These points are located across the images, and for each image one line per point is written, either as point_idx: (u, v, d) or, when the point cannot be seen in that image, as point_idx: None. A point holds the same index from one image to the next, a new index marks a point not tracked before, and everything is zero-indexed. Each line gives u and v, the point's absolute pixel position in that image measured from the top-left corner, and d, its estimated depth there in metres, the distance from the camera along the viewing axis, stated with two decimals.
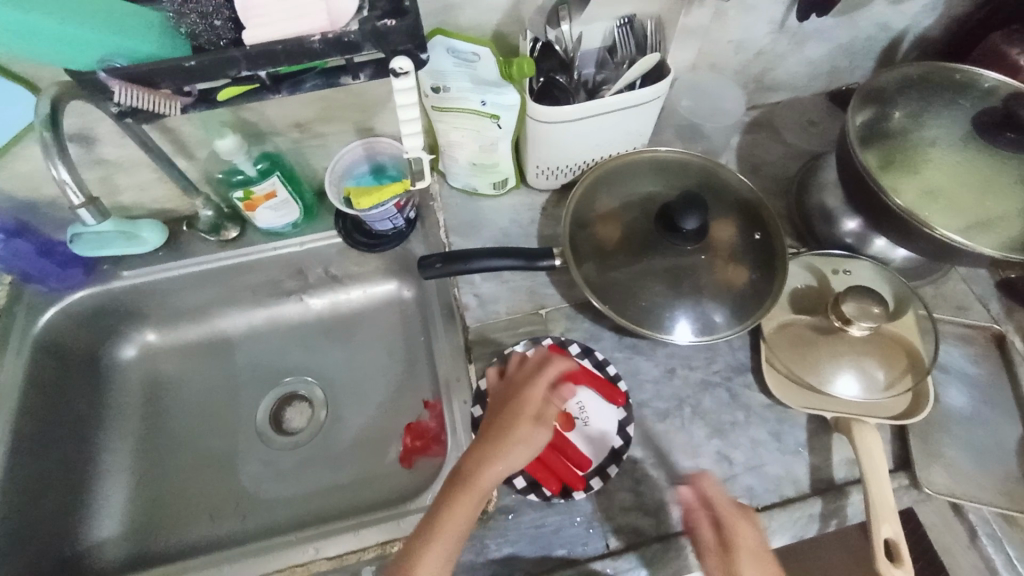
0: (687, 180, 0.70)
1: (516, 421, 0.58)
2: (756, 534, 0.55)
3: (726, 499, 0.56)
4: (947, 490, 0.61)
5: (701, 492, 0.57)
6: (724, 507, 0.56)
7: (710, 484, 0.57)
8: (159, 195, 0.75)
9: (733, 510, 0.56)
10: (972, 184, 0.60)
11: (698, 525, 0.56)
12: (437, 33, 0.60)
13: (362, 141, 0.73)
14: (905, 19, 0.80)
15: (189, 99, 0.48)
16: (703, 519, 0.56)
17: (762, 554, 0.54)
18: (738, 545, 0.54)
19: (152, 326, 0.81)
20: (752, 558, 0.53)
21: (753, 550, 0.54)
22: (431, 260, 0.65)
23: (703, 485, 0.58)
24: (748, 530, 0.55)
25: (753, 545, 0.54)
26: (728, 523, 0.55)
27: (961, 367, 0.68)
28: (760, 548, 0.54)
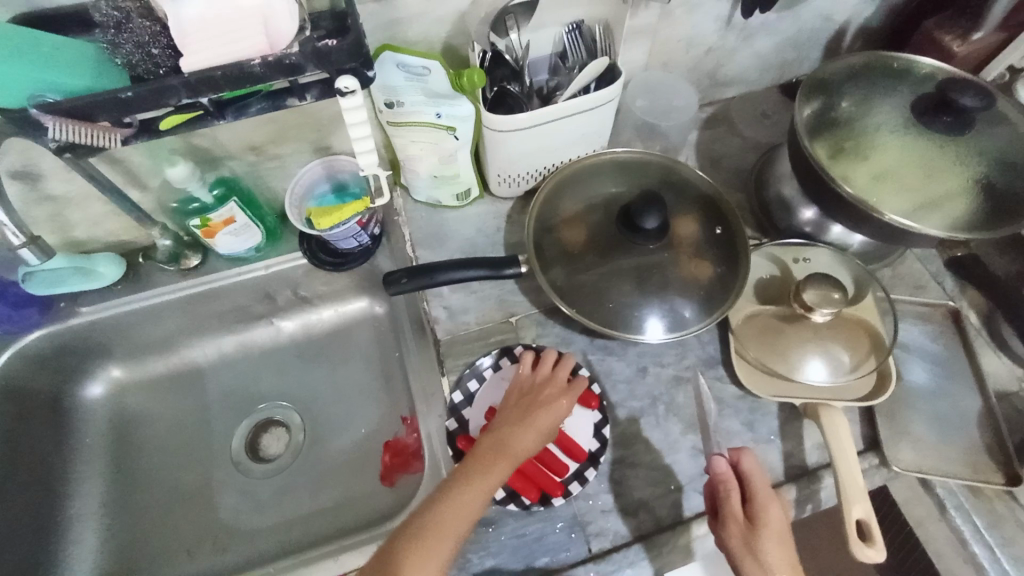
0: (648, 179, 0.71)
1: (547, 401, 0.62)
2: (781, 514, 0.56)
3: (764, 478, 0.57)
4: (915, 466, 0.62)
5: (745, 467, 0.58)
6: (760, 483, 0.56)
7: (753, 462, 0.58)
8: (114, 228, 0.73)
9: (768, 489, 0.57)
10: (917, 167, 0.62)
11: (730, 496, 0.56)
12: (385, 49, 0.61)
13: (320, 160, 0.72)
14: (846, 11, 0.82)
15: (130, 131, 0.46)
16: (734, 491, 0.56)
17: (783, 533, 0.55)
18: (766, 519, 0.55)
19: (117, 361, 0.79)
20: (776, 536, 0.54)
21: (778, 528, 0.54)
22: (396, 276, 0.65)
23: (745, 460, 0.58)
24: (776, 509, 0.56)
25: (778, 523, 0.55)
26: (761, 500, 0.56)
27: (920, 345, 0.70)
28: (783, 528, 0.55)
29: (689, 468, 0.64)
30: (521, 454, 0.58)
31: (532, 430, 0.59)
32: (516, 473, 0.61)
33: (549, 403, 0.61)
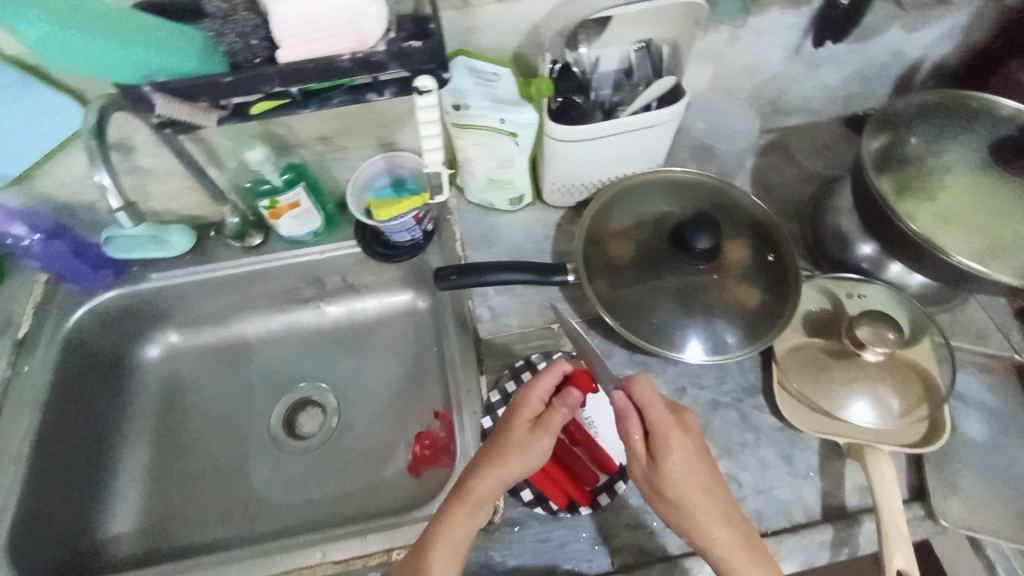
0: (701, 200, 0.71)
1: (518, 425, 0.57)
2: (685, 440, 0.55)
3: (658, 404, 0.55)
4: (964, 522, 0.59)
5: (636, 397, 0.56)
6: (655, 416, 0.55)
7: (643, 389, 0.55)
8: (189, 202, 0.78)
9: (666, 416, 0.55)
10: (983, 212, 0.60)
11: (630, 431, 0.56)
12: (460, 54, 0.64)
13: (384, 155, 0.75)
14: (921, 48, 0.80)
15: (224, 113, 0.50)
16: (632, 426, 0.56)
17: (691, 458, 0.55)
18: (667, 450, 0.55)
19: (175, 327, 0.84)
20: (678, 466, 0.54)
21: (685, 457, 0.55)
22: (446, 272, 0.67)
23: (636, 389, 0.55)
24: (679, 437, 0.55)
25: (684, 451, 0.55)
26: (660, 438, 0.55)
27: (978, 397, 0.67)
28: (691, 453, 0.56)
29: None
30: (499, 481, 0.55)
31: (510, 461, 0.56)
32: (546, 478, 0.61)
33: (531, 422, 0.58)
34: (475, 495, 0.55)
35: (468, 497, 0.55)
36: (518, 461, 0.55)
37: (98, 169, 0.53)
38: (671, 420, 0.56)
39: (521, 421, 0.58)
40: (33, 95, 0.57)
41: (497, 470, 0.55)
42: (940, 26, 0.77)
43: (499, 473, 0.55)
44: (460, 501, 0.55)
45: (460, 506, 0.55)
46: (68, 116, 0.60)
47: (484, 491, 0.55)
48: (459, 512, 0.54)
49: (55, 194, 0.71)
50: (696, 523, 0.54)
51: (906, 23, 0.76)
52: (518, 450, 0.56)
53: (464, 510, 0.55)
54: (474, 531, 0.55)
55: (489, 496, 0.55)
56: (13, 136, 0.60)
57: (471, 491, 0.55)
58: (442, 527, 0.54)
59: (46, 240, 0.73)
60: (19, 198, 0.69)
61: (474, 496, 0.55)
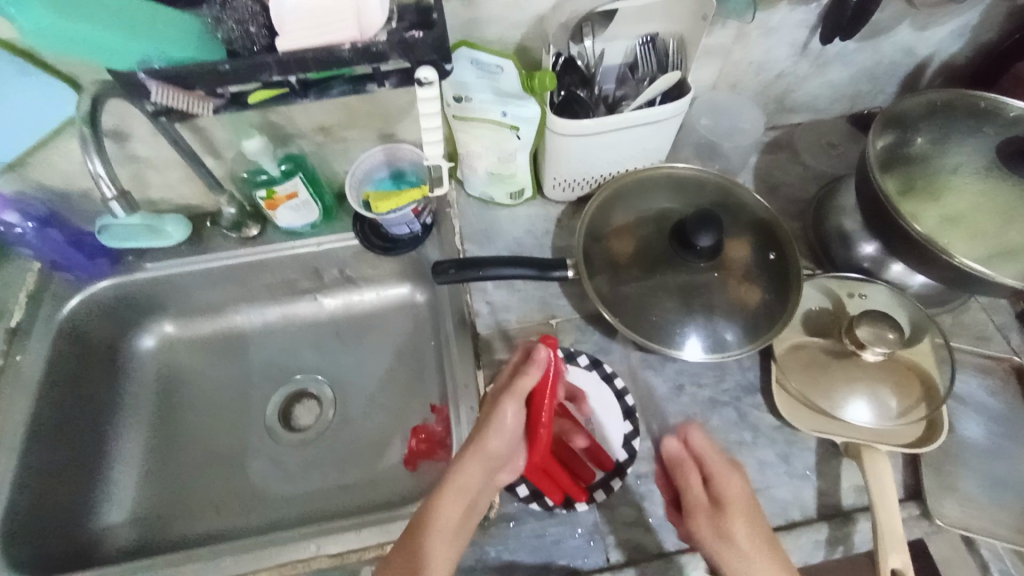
0: (703, 198, 0.70)
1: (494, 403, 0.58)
2: (744, 490, 0.53)
3: (716, 451, 0.54)
4: (960, 524, 0.60)
5: (694, 446, 0.55)
6: (716, 462, 0.54)
7: (698, 437, 0.55)
8: (186, 192, 0.77)
9: (724, 463, 0.54)
10: (992, 213, 0.59)
11: (689, 481, 0.54)
12: (462, 45, 0.62)
13: (383, 147, 0.74)
14: (929, 46, 0.80)
15: (221, 102, 0.50)
16: (693, 473, 0.54)
17: (751, 511, 0.52)
18: (728, 499, 0.52)
19: (170, 318, 0.83)
20: (742, 511, 0.51)
21: (744, 508, 0.52)
22: (445, 267, 0.66)
23: (691, 435, 0.56)
24: (736, 485, 0.53)
25: (742, 498, 0.52)
26: (720, 481, 0.53)
27: (977, 398, 0.67)
28: (752, 507, 0.52)
29: None
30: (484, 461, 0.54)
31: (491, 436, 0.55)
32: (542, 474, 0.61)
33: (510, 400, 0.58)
34: (465, 484, 0.53)
35: (458, 488, 0.53)
36: (500, 434, 0.55)
37: (91, 157, 0.52)
38: (729, 468, 0.54)
39: (510, 410, 0.56)
40: (25, 80, 0.56)
41: (480, 447, 0.54)
42: (950, 24, 0.76)
43: (479, 453, 0.54)
44: (452, 491, 0.53)
45: (452, 498, 0.52)
46: (62, 102, 0.59)
47: (474, 481, 0.54)
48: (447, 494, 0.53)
49: (49, 182, 0.70)
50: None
51: (916, 21, 0.75)
52: (499, 424, 0.55)
53: (452, 491, 0.53)
54: (464, 526, 0.53)
55: (479, 487, 0.54)
56: (6, 122, 0.59)
57: (462, 481, 0.53)
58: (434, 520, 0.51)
59: (40, 228, 0.71)
60: (13, 185, 0.68)
61: (465, 485, 0.53)
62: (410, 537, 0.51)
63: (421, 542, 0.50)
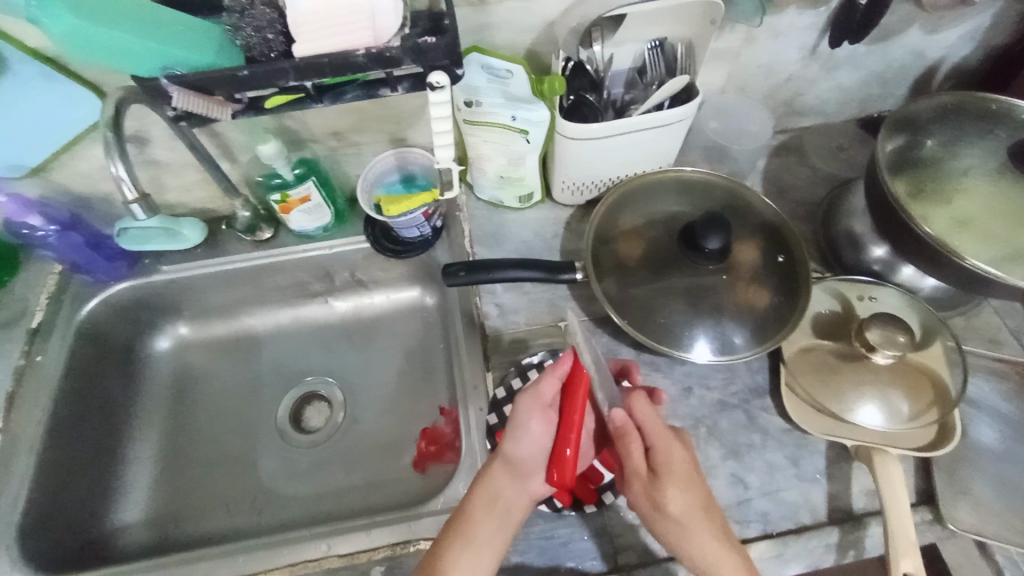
0: (712, 201, 0.71)
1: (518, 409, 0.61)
2: (683, 456, 0.55)
3: (656, 418, 0.56)
4: (973, 529, 0.59)
5: (636, 415, 0.57)
6: (655, 432, 0.55)
7: (642, 406, 0.57)
8: (202, 195, 0.79)
9: (665, 432, 0.56)
10: (1002, 215, 0.59)
11: (629, 447, 0.55)
12: (473, 51, 0.64)
13: (394, 151, 0.76)
14: (939, 49, 0.80)
15: (239, 106, 0.52)
16: (635, 444, 0.55)
17: (688, 476, 0.54)
18: (666, 467, 0.54)
19: (185, 319, 0.85)
20: (681, 477, 0.53)
21: (682, 473, 0.54)
22: (455, 269, 0.67)
23: (634, 407, 0.57)
24: (676, 452, 0.55)
25: (684, 467, 0.54)
26: (661, 450, 0.55)
27: (990, 403, 0.66)
28: (688, 472, 0.54)
29: (725, 496, 0.62)
30: (509, 461, 0.57)
31: (515, 438, 0.58)
32: None
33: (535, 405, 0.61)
34: (492, 492, 0.56)
35: (486, 497, 0.55)
36: (522, 435, 0.58)
37: (114, 161, 0.54)
38: (670, 435, 0.56)
39: (527, 418, 0.58)
40: (51, 87, 0.58)
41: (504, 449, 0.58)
42: (960, 28, 0.76)
43: (503, 455, 0.57)
44: (479, 499, 0.56)
45: (479, 505, 0.55)
46: (87, 108, 0.61)
47: (501, 489, 0.56)
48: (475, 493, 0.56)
49: (71, 186, 0.72)
50: (694, 545, 0.52)
51: (925, 24, 0.75)
52: (519, 427, 0.58)
53: (482, 492, 0.56)
54: (497, 535, 0.54)
55: (507, 495, 0.56)
56: (31, 126, 0.61)
57: (488, 488, 0.56)
58: (462, 526, 0.54)
59: (62, 231, 0.73)
60: (36, 188, 0.70)
61: (491, 494, 0.56)
62: (442, 542, 0.54)
63: (449, 548, 0.53)
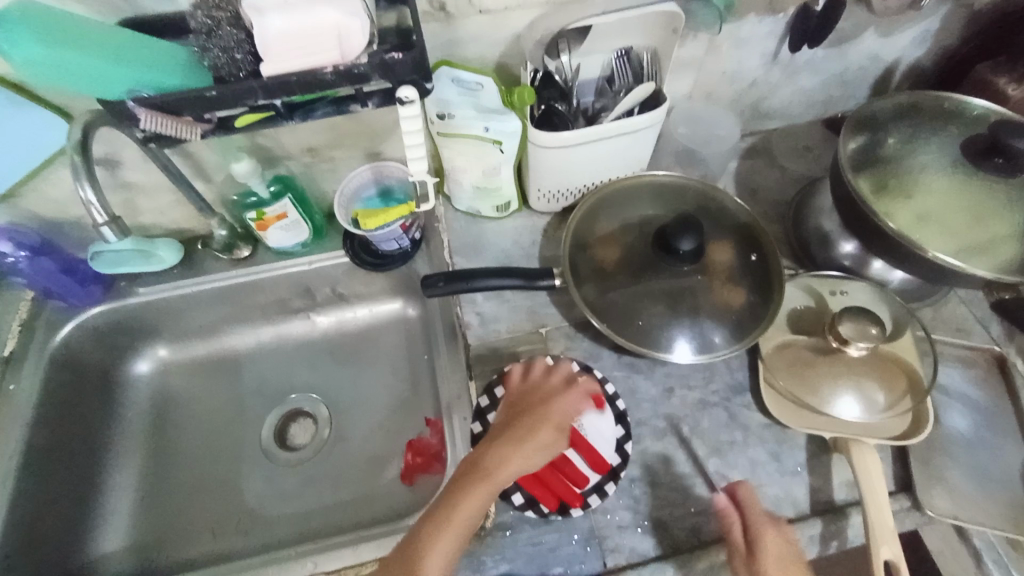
0: (685, 203, 0.72)
1: (540, 409, 0.64)
2: (777, 537, 0.57)
3: (759, 504, 0.59)
4: (950, 514, 0.60)
5: (740, 500, 0.60)
6: (754, 513, 0.58)
7: (747, 492, 0.60)
8: (177, 216, 0.78)
9: (767, 516, 0.58)
10: (963, 210, 0.61)
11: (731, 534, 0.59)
12: (443, 64, 0.66)
13: (370, 166, 0.76)
14: (896, 51, 0.83)
15: (208, 126, 0.52)
16: (736, 527, 0.59)
17: (787, 559, 0.55)
18: (761, 552, 0.56)
19: (164, 342, 0.84)
20: (772, 559, 0.55)
21: (778, 560, 0.55)
22: (435, 280, 0.67)
23: (740, 493, 0.60)
24: (770, 536, 0.57)
25: (778, 550, 0.56)
26: (758, 530, 0.57)
27: (962, 390, 0.68)
28: (786, 557, 0.55)
29: (709, 493, 0.63)
30: (517, 445, 0.61)
31: (530, 427, 0.63)
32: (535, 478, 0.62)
33: (551, 402, 0.65)
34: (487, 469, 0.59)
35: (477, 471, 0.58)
36: (540, 429, 0.62)
37: (83, 186, 0.54)
38: (768, 520, 0.58)
39: (558, 407, 0.65)
40: (18, 113, 0.57)
41: (516, 436, 0.62)
42: (914, 30, 0.80)
43: (517, 442, 0.61)
44: (500, 445, 0.61)
45: (497, 452, 0.60)
46: (55, 131, 0.60)
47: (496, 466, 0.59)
48: (472, 482, 0.57)
49: (41, 211, 0.71)
50: None
51: (880, 28, 0.78)
52: (539, 421, 0.63)
53: (480, 484, 0.57)
54: (498, 494, 0.59)
55: (499, 474, 0.58)
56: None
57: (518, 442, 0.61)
58: (483, 471, 0.58)
59: (32, 256, 0.71)
60: (5, 216, 0.70)
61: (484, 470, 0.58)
62: (456, 487, 0.57)
63: (464, 492, 0.57)
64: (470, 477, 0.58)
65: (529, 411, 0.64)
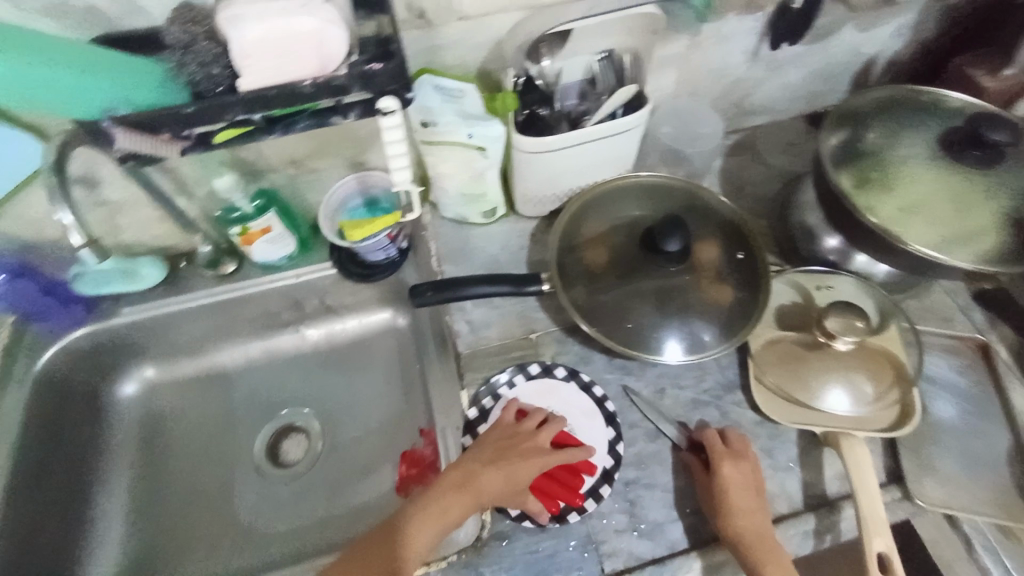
0: (671, 203, 0.73)
1: (523, 447, 0.62)
2: (737, 466, 0.61)
3: (720, 439, 0.63)
4: (941, 503, 0.61)
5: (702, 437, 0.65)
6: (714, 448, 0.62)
7: (713, 433, 0.64)
8: (159, 232, 0.77)
9: (726, 448, 0.62)
10: (943, 200, 0.62)
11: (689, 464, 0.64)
12: (424, 72, 0.66)
13: (355, 175, 0.76)
14: (875, 46, 0.84)
15: (187, 143, 0.50)
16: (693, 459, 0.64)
17: (744, 484, 0.60)
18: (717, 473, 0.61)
19: (151, 361, 0.82)
20: (725, 478, 0.60)
21: (732, 479, 0.60)
22: (423, 289, 0.67)
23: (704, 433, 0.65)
24: (729, 465, 0.61)
25: (737, 475, 0.60)
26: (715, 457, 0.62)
27: (949, 379, 0.69)
28: (744, 481, 0.60)
29: None
30: (495, 478, 0.60)
31: (511, 467, 0.60)
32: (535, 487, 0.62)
33: (530, 446, 0.63)
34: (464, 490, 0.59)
35: (454, 489, 0.60)
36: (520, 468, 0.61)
37: (60, 207, 0.53)
38: (725, 449, 0.62)
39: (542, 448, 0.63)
40: None
41: (497, 467, 0.60)
42: (890, 24, 0.81)
43: (495, 475, 0.60)
44: (483, 459, 0.62)
45: (479, 466, 0.61)
46: (30, 151, 0.59)
47: (469, 489, 0.60)
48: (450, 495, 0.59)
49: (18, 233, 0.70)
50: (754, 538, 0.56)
51: (858, 23, 0.79)
52: (523, 460, 0.61)
53: (455, 499, 0.59)
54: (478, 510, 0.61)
55: (468, 498, 0.59)
56: None
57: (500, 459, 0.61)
58: (464, 482, 0.60)
59: (12, 279, 0.70)
60: None
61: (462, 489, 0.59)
62: (433, 495, 0.60)
63: (438, 502, 0.59)
64: (447, 494, 0.59)
65: (513, 446, 0.63)
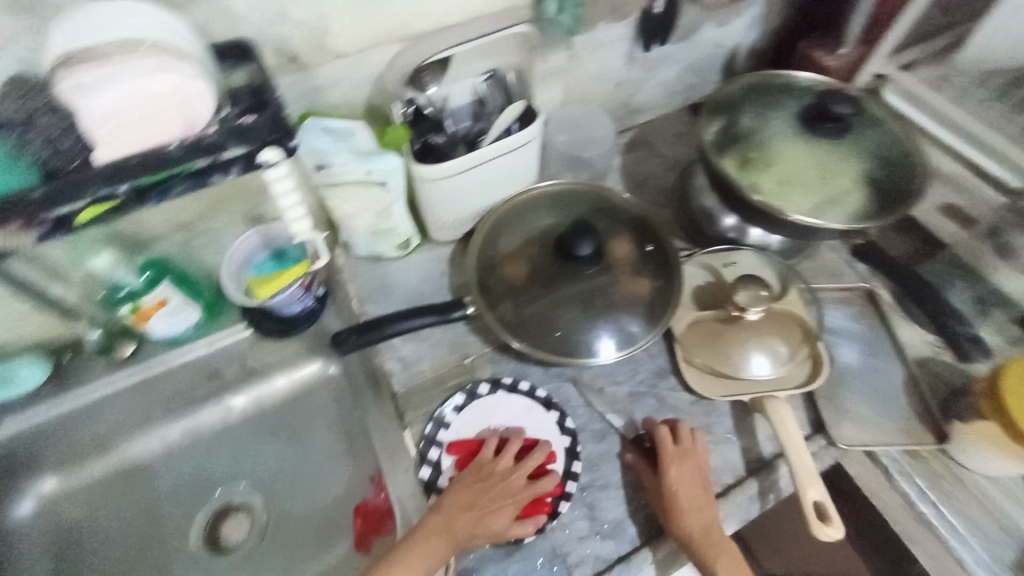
0: (579, 208, 0.75)
1: (503, 486, 0.61)
2: (685, 466, 0.62)
3: (671, 438, 0.64)
4: (859, 441, 0.67)
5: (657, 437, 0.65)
6: (666, 451, 0.63)
7: (664, 432, 0.65)
8: (36, 326, 0.69)
9: (676, 448, 0.63)
10: (811, 171, 0.69)
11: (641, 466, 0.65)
12: (307, 117, 0.65)
13: (256, 230, 0.72)
14: (734, 37, 0.92)
15: (43, 229, 0.45)
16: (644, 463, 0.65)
17: (695, 483, 0.62)
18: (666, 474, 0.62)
19: (50, 470, 0.72)
20: (671, 482, 0.61)
21: (680, 480, 0.61)
22: (346, 335, 0.66)
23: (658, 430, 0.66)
24: (678, 466, 0.62)
25: (684, 475, 0.62)
26: (666, 459, 0.63)
27: (846, 327, 0.76)
28: (694, 479, 0.62)
29: None
30: (476, 521, 0.59)
31: (490, 509, 0.60)
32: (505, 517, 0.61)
33: (508, 482, 0.62)
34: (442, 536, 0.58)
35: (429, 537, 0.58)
36: (501, 510, 0.59)
37: None
38: (676, 450, 0.64)
39: (523, 485, 0.62)
40: None
41: (477, 509, 0.59)
42: (743, 17, 0.89)
43: (474, 518, 0.59)
44: (461, 503, 0.60)
45: (456, 509, 0.60)
46: None
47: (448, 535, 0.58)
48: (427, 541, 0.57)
49: None
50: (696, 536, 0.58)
51: (715, 19, 0.86)
52: (503, 502, 0.60)
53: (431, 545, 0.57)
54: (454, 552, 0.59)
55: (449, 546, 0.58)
56: None
57: (476, 500, 0.60)
58: (441, 527, 0.58)
59: None
60: None
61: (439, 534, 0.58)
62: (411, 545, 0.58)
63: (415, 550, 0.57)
64: (423, 543, 0.57)
65: (491, 486, 0.61)
